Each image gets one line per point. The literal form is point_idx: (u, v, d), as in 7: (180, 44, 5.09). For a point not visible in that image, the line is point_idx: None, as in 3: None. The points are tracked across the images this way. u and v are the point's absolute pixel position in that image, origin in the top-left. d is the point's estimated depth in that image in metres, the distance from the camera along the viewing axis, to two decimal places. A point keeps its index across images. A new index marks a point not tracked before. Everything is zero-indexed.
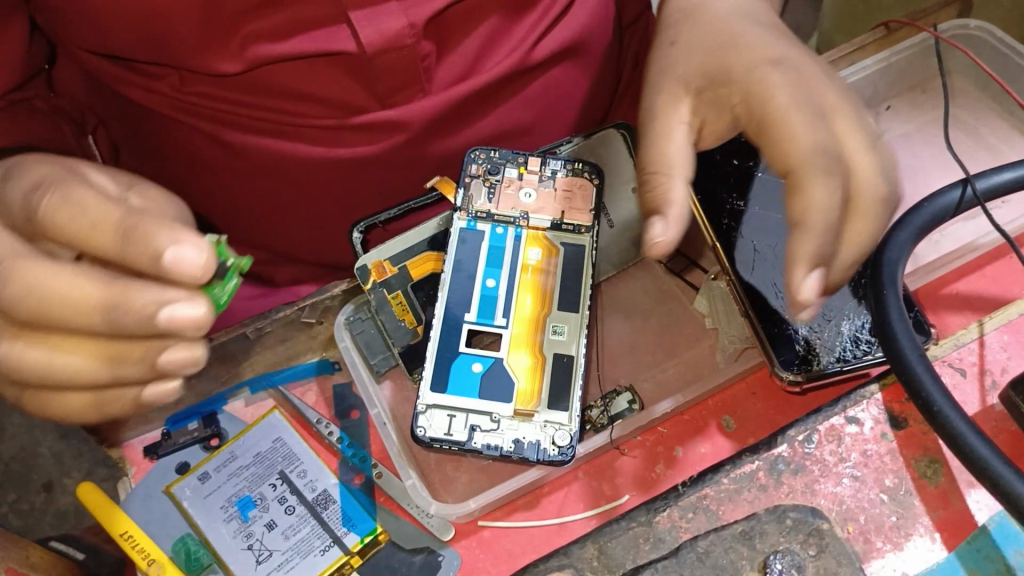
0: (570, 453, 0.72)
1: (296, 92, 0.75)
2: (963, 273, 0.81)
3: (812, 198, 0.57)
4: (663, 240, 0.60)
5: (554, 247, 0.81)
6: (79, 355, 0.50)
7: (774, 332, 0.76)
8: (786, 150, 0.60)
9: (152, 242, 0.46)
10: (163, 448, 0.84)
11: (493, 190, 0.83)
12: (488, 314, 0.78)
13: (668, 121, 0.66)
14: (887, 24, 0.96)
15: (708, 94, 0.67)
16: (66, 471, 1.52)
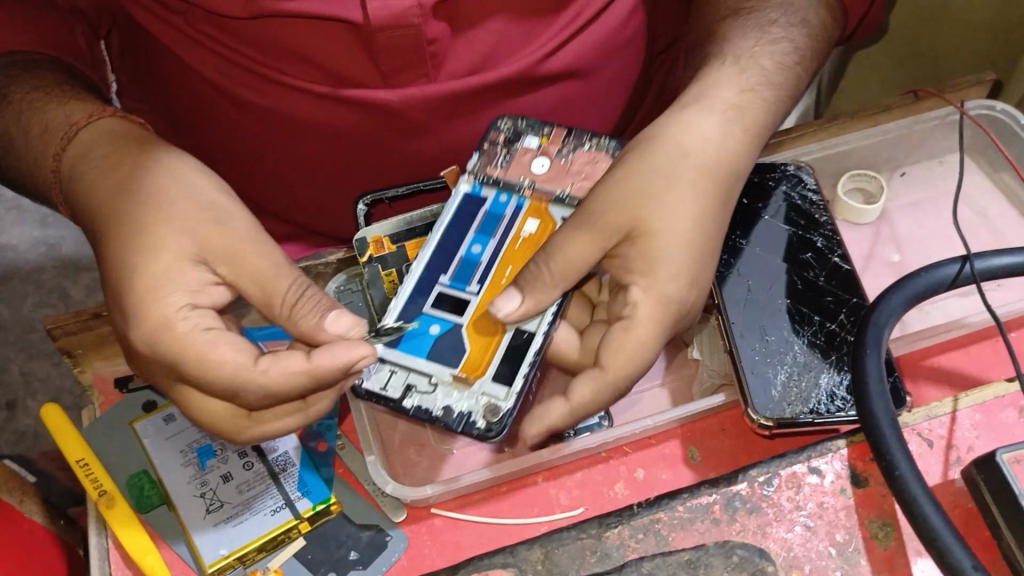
0: (497, 431, 0.70)
1: (302, 57, 0.78)
2: (947, 348, 0.82)
3: (630, 360, 0.71)
4: (507, 314, 0.70)
5: (551, 222, 0.79)
6: (230, 352, 0.66)
7: (752, 373, 0.77)
8: (625, 325, 0.71)
9: (324, 355, 0.65)
10: (133, 384, 0.85)
11: (506, 158, 0.81)
12: (461, 282, 0.77)
13: (586, 245, 0.71)
14: (915, 92, 0.97)
15: (643, 240, 0.73)
16: (31, 393, 1.56)
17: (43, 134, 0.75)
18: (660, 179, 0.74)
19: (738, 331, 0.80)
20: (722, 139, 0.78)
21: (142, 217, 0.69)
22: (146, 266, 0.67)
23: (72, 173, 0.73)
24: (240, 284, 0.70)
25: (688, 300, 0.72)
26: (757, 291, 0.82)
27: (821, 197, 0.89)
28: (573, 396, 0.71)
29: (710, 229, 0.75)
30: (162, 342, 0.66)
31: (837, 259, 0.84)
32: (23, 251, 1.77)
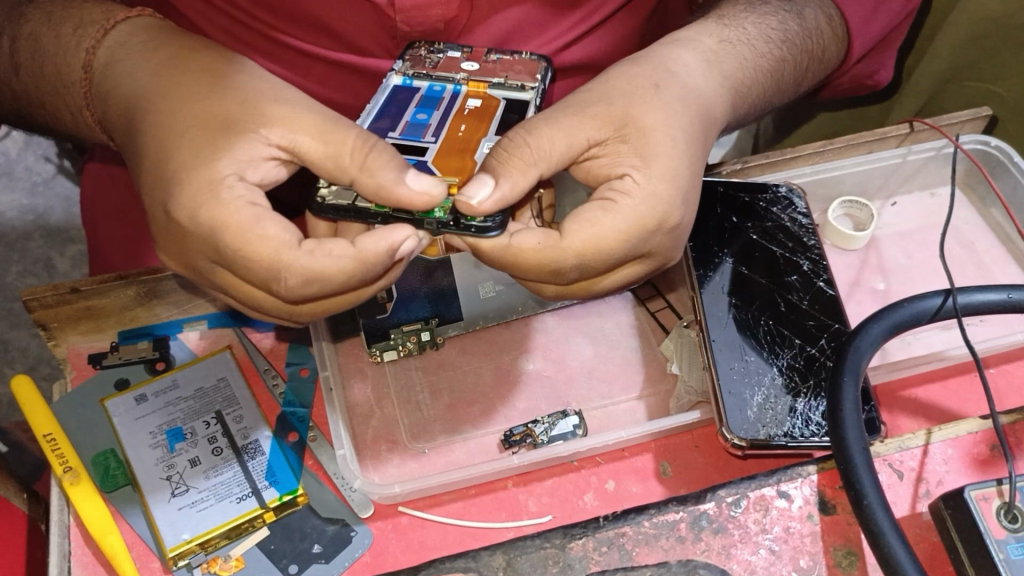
0: (497, 224, 0.62)
1: (318, 25, 0.81)
2: (926, 380, 0.82)
3: (594, 240, 0.65)
4: (480, 202, 0.59)
5: (492, 102, 0.74)
6: (273, 228, 0.61)
7: (729, 392, 0.77)
8: (605, 205, 0.66)
9: (369, 237, 0.60)
10: (106, 360, 0.85)
11: (433, 61, 0.77)
12: (415, 135, 0.70)
13: (581, 127, 0.67)
14: (913, 122, 0.97)
15: (635, 138, 0.68)
16: (9, 362, 1.56)
17: (77, 26, 0.73)
18: (648, 85, 0.71)
19: (718, 347, 0.79)
20: (704, 74, 0.76)
21: (187, 91, 0.66)
22: (189, 132, 0.64)
23: (106, 65, 0.71)
24: (300, 142, 0.63)
25: (676, 211, 0.67)
26: (739, 310, 0.82)
27: (811, 221, 0.90)
28: (516, 238, 0.64)
29: (694, 144, 0.71)
30: (207, 211, 0.61)
31: (822, 284, 0.84)
32: (11, 218, 1.77)
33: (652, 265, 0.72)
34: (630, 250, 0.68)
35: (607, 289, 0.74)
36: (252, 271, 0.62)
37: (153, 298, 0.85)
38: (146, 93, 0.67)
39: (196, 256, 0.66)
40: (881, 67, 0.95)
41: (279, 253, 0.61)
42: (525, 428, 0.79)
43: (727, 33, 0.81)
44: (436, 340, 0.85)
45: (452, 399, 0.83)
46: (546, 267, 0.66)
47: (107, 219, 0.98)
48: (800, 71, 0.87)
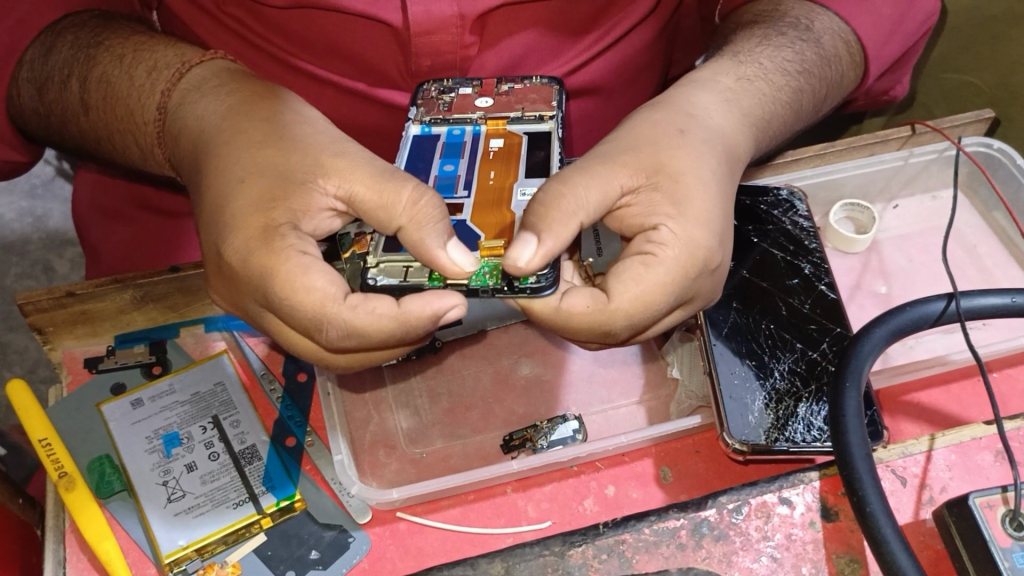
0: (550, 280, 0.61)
1: (334, 50, 0.80)
2: (928, 384, 0.81)
3: (641, 299, 0.62)
4: (529, 263, 0.57)
5: (514, 137, 0.72)
6: (320, 280, 0.59)
7: (730, 397, 0.76)
8: (646, 260, 0.62)
9: (415, 300, 0.59)
10: (102, 365, 0.84)
11: (448, 103, 0.75)
12: (447, 191, 0.68)
13: (614, 175, 0.64)
14: (914, 126, 0.95)
15: (669, 184, 0.65)
16: (7, 365, 1.56)
17: (151, 71, 0.73)
18: (671, 130, 0.68)
19: (719, 353, 0.79)
20: (726, 115, 0.72)
21: (258, 140, 0.65)
22: (252, 179, 0.63)
23: (179, 106, 0.71)
24: (356, 192, 0.62)
25: (717, 254, 0.64)
26: (740, 314, 0.82)
27: (812, 223, 0.89)
28: (565, 299, 0.62)
29: (725, 192, 0.68)
30: (255, 258, 0.60)
31: (823, 288, 0.84)
32: (10, 221, 1.76)
33: (693, 307, 0.70)
34: (676, 300, 0.64)
35: (653, 336, 0.71)
36: (292, 316, 0.60)
37: (150, 301, 0.84)
38: (216, 137, 0.66)
39: (245, 298, 0.64)
40: (898, 82, 0.95)
41: (324, 305, 0.59)
42: (525, 433, 0.79)
43: (744, 69, 0.77)
44: (435, 343, 0.85)
45: (451, 404, 0.82)
46: (594, 328, 0.63)
47: (100, 226, 0.98)
48: (818, 102, 0.83)
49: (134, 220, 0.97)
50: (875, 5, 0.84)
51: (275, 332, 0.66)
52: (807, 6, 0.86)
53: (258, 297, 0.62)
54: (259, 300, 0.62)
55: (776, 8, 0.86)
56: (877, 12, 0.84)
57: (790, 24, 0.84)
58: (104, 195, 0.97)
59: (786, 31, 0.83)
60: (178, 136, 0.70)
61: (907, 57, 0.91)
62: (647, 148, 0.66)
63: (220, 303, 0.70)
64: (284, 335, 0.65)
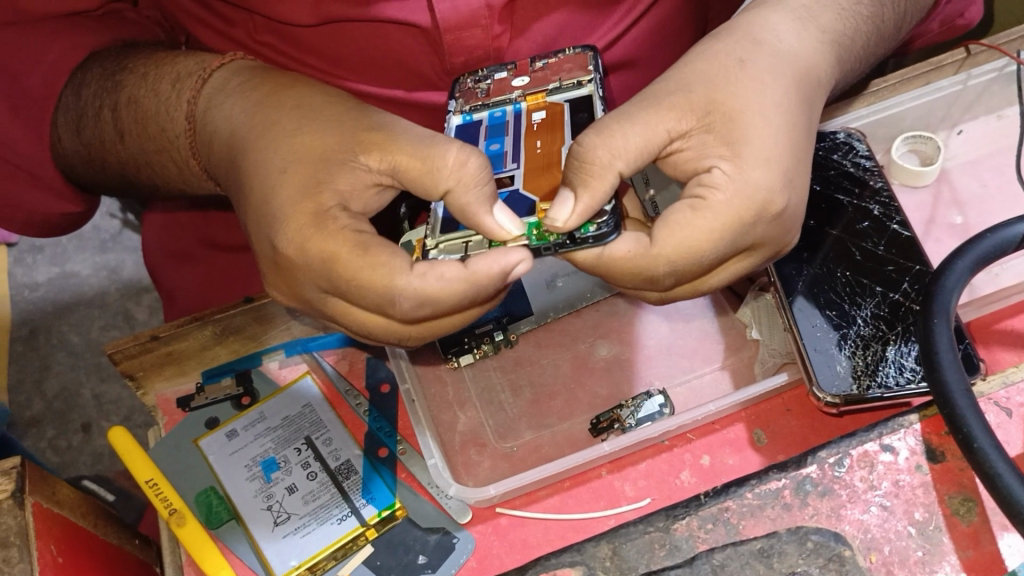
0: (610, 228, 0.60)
1: (371, 61, 0.81)
2: (1020, 309, 0.78)
3: (687, 246, 0.60)
4: (566, 221, 0.58)
5: (556, 107, 0.71)
6: (385, 256, 0.59)
7: (815, 350, 0.75)
8: (694, 204, 0.60)
9: (481, 259, 0.58)
10: (194, 402, 0.87)
11: (485, 90, 0.75)
12: (495, 164, 0.68)
13: (659, 118, 0.62)
14: (968, 46, 0.89)
15: (723, 124, 0.62)
16: (105, 414, 1.62)
17: (176, 82, 0.75)
18: (732, 62, 0.65)
19: (797, 307, 0.77)
20: (799, 36, 0.68)
21: (291, 126, 0.65)
22: (293, 166, 0.63)
23: (206, 110, 0.72)
24: (399, 164, 0.61)
25: (779, 197, 0.61)
26: (814, 265, 0.80)
27: (875, 162, 0.87)
28: (608, 247, 0.61)
29: (792, 124, 0.63)
30: (311, 242, 0.60)
31: (896, 227, 0.82)
32: (86, 276, 1.83)
33: (763, 254, 0.66)
34: (728, 247, 0.62)
35: (718, 286, 0.68)
36: (363, 295, 0.61)
37: (230, 334, 0.86)
38: (246, 134, 0.67)
39: (307, 286, 0.64)
40: (971, 3, 0.89)
41: (392, 279, 0.59)
42: (611, 414, 0.79)
43: None
44: (510, 338, 0.85)
45: (534, 395, 0.83)
46: (639, 273, 0.62)
47: (172, 268, 1.01)
48: (900, 18, 0.78)
49: (202, 258, 1.00)
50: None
51: (343, 316, 0.66)
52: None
53: (320, 283, 0.62)
54: (323, 287, 0.63)
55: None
56: None
57: None
58: (173, 238, 1.01)
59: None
60: (207, 143, 0.72)
61: None
62: (701, 84, 0.63)
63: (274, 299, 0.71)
64: (352, 318, 0.66)
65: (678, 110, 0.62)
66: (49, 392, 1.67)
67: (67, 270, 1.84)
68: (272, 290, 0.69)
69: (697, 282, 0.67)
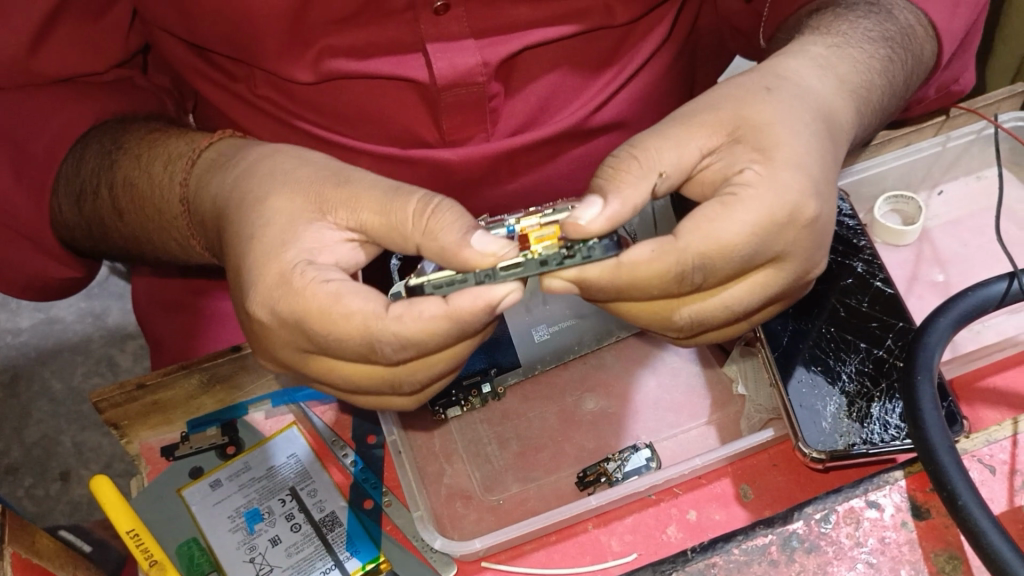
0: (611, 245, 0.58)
1: (369, 115, 0.82)
2: (1002, 367, 0.79)
3: (715, 246, 0.59)
4: (592, 222, 0.56)
5: None
6: (357, 302, 0.58)
7: (800, 406, 0.75)
8: (727, 200, 0.61)
9: (462, 294, 0.56)
10: (178, 452, 0.86)
11: None
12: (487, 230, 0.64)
13: (690, 136, 0.64)
14: (948, 110, 0.93)
15: (753, 138, 0.64)
16: (84, 463, 1.60)
17: (167, 164, 0.75)
18: (758, 88, 0.67)
19: (783, 362, 0.78)
20: (819, 76, 0.70)
21: (267, 187, 0.65)
22: (267, 230, 0.63)
23: (195, 188, 0.72)
24: (365, 220, 0.62)
25: (810, 204, 0.61)
26: (799, 321, 0.81)
27: (858, 221, 0.89)
28: (626, 255, 0.59)
29: (820, 148, 0.65)
30: (283, 301, 0.60)
31: (880, 284, 0.83)
32: (71, 322, 1.82)
33: (791, 270, 0.65)
34: (756, 254, 0.61)
35: (746, 309, 0.66)
36: (343, 345, 0.60)
37: (216, 383, 0.86)
38: (229, 208, 0.67)
39: (286, 346, 0.64)
40: (965, 70, 0.88)
41: (368, 325, 0.58)
42: (598, 467, 0.79)
43: (831, 37, 0.75)
44: (497, 391, 0.85)
45: (521, 448, 0.83)
46: (664, 277, 0.60)
47: (161, 316, 1.01)
48: (904, 82, 0.79)
49: (192, 307, 1.00)
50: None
51: (332, 375, 0.65)
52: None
53: (302, 341, 0.62)
54: (308, 344, 0.62)
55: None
56: None
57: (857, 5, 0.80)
58: (163, 288, 1.02)
59: (855, 6, 0.80)
60: (203, 224, 0.72)
61: (966, 42, 0.86)
62: (728, 107, 0.66)
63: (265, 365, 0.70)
64: (336, 372, 0.65)
65: (709, 128, 0.65)
66: (28, 438, 1.65)
67: (51, 316, 1.83)
68: (262, 357, 0.68)
69: (723, 294, 0.65)
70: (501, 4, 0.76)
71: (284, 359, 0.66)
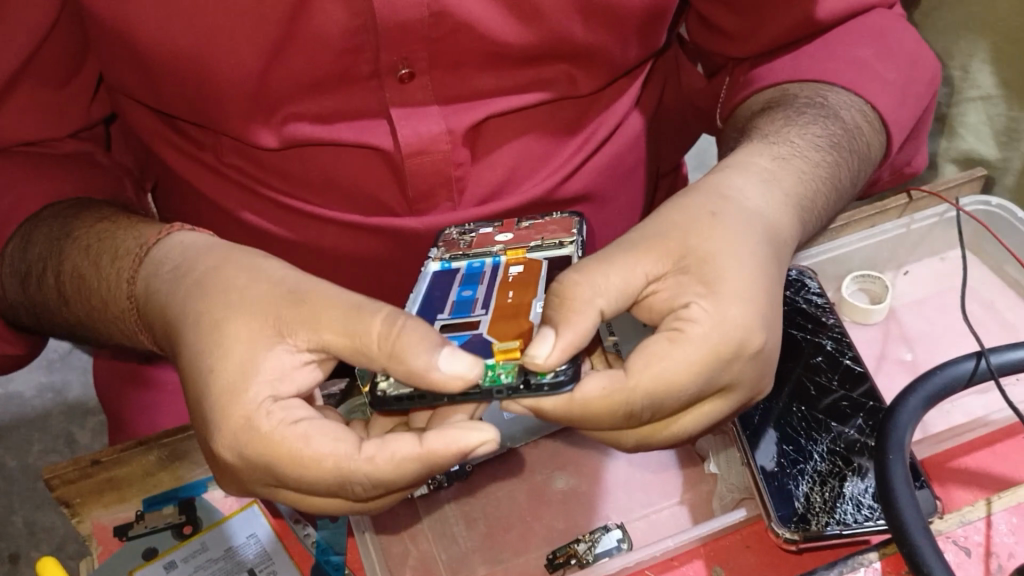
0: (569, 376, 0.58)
1: (336, 181, 0.82)
2: (972, 448, 0.79)
3: (663, 382, 0.60)
4: (547, 357, 0.56)
5: (535, 263, 0.72)
6: (326, 444, 0.57)
7: (772, 486, 0.75)
8: (672, 336, 0.61)
9: (437, 436, 0.56)
10: (133, 531, 0.83)
11: (468, 242, 0.77)
12: (463, 311, 0.66)
13: (637, 262, 0.63)
14: (910, 191, 0.97)
15: (697, 267, 0.64)
16: (35, 544, 1.54)
17: (116, 260, 0.72)
18: (704, 214, 0.66)
19: (754, 441, 0.78)
20: (764, 195, 0.70)
21: (222, 302, 0.63)
22: (224, 357, 0.60)
23: (145, 288, 0.69)
24: (327, 342, 0.60)
25: (755, 336, 0.62)
26: (770, 400, 0.81)
27: (826, 299, 0.89)
28: (581, 389, 0.59)
29: (765, 274, 0.65)
30: (249, 444, 0.58)
31: (849, 361, 0.83)
32: (29, 397, 1.78)
33: (737, 398, 0.65)
34: (704, 386, 0.61)
35: (697, 434, 0.67)
36: (313, 485, 0.59)
37: (176, 459, 0.84)
38: (181, 316, 0.64)
39: (253, 482, 0.62)
40: (915, 153, 0.92)
41: (338, 468, 0.57)
42: (569, 549, 0.76)
43: (778, 147, 0.75)
44: (465, 468, 0.83)
45: (489, 527, 0.80)
46: (615, 413, 0.60)
47: (120, 389, 0.99)
48: (856, 178, 0.79)
49: (153, 379, 0.98)
50: (876, 70, 0.80)
51: (303, 504, 0.64)
52: (810, 85, 0.81)
53: (268, 479, 0.60)
54: (277, 482, 0.60)
55: (787, 88, 0.82)
56: (882, 77, 0.80)
57: (810, 104, 0.79)
58: (123, 361, 1.00)
59: (803, 110, 0.78)
60: (149, 320, 0.69)
61: (920, 126, 0.88)
62: (672, 233, 0.65)
63: (229, 491, 0.67)
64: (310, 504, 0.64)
65: (655, 255, 0.64)
66: None
67: (10, 390, 1.79)
68: (225, 484, 0.66)
69: (675, 421, 0.65)
70: (467, 72, 0.77)
71: (254, 491, 0.64)
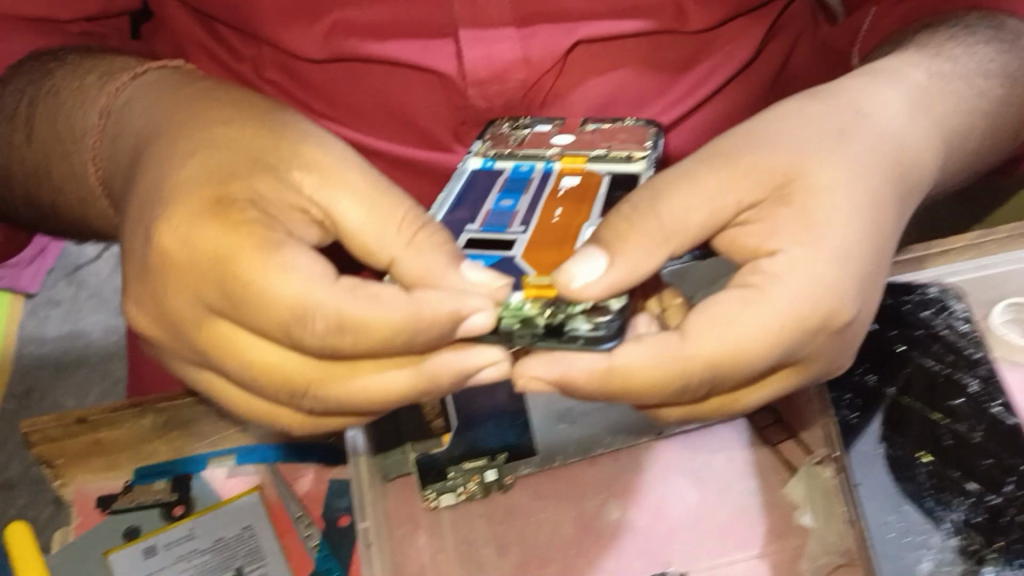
0: (613, 331, 0.45)
1: (390, 107, 0.70)
2: None
3: (728, 353, 0.47)
4: (587, 284, 0.43)
5: (594, 177, 0.56)
6: (304, 264, 0.45)
7: (886, 558, 0.58)
8: (745, 295, 0.47)
9: (428, 295, 0.44)
10: (117, 504, 0.72)
11: (520, 139, 0.61)
12: (499, 225, 0.52)
13: (730, 181, 0.49)
14: None
15: (803, 198, 0.49)
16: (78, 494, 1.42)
17: (98, 74, 0.64)
18: (827, 130, 0.52)
19: (866, 495, 0.61)
20: (909, 119, 0.55)
21: (210, 124, 0.52)
22: (196, 159, 0.50)
23: (123, 109, 0.59)
24: (339, 200, 0.49)
25: (847, 306, 0.48)
26: (891, 446, 0.64)
27: (974, 328, 0.70)
28: (620, 355, 0.46)
29: (881, 224, 0.51)
30: (202, 239, 0.46)
31: (999, 409, 0.66)
32: (96, 337, 1.65)
33: (811, 372, 0.52)
34: (778, 360, 0.49)
35: (753, 407, 0.54)
36: (264, 319, 0.45)
37: (174, 426, 0.72)
38: (154, 126, 0.55)
39: (183, 301, 0.47)
40: None
41: (307, 293, 0.44)
42: None
43: (933, 65, 0.60)
44: (503, 481, 0.69)
45: (523, 557, 0.67)
46: (661, 388, 0.47)
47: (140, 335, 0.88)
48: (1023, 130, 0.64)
49: None
50: None
51: (224, 362, 0.48)
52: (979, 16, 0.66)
53: (206, 300, 0.47)
54: (212, 300, 0.46)
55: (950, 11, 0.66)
56: None
57: (978, 32, 0.64)
58: None
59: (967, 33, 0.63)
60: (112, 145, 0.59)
61: None
62: (784, 151, 0.51)
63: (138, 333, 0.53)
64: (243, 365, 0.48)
65: (753, 174, 0.50)
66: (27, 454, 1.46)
67: (78, 328, 1.66)
68: (134, 307, 0.51)
69: (728, 395, 0.52)
70: None
71: (174, 328, 0.49)
